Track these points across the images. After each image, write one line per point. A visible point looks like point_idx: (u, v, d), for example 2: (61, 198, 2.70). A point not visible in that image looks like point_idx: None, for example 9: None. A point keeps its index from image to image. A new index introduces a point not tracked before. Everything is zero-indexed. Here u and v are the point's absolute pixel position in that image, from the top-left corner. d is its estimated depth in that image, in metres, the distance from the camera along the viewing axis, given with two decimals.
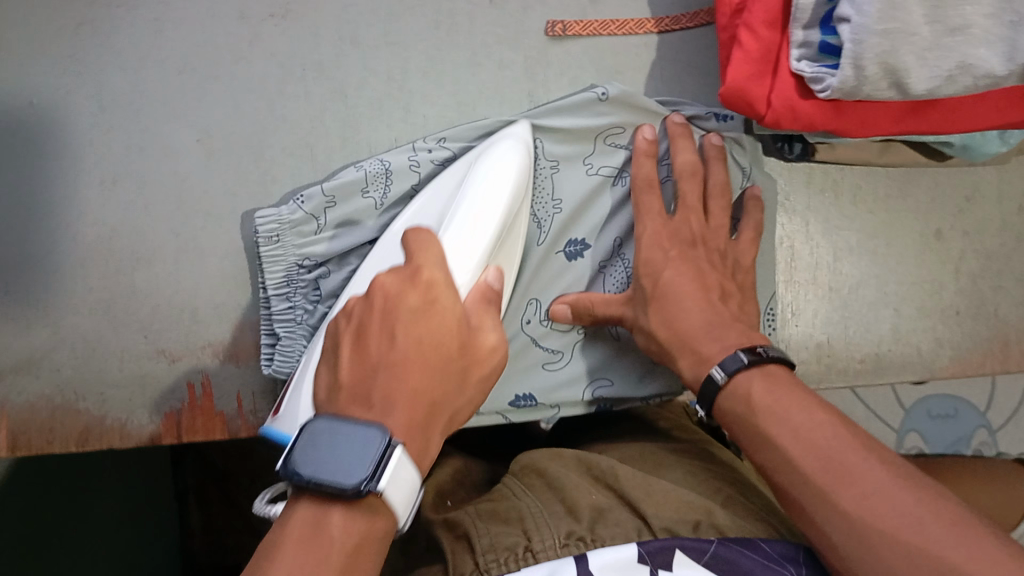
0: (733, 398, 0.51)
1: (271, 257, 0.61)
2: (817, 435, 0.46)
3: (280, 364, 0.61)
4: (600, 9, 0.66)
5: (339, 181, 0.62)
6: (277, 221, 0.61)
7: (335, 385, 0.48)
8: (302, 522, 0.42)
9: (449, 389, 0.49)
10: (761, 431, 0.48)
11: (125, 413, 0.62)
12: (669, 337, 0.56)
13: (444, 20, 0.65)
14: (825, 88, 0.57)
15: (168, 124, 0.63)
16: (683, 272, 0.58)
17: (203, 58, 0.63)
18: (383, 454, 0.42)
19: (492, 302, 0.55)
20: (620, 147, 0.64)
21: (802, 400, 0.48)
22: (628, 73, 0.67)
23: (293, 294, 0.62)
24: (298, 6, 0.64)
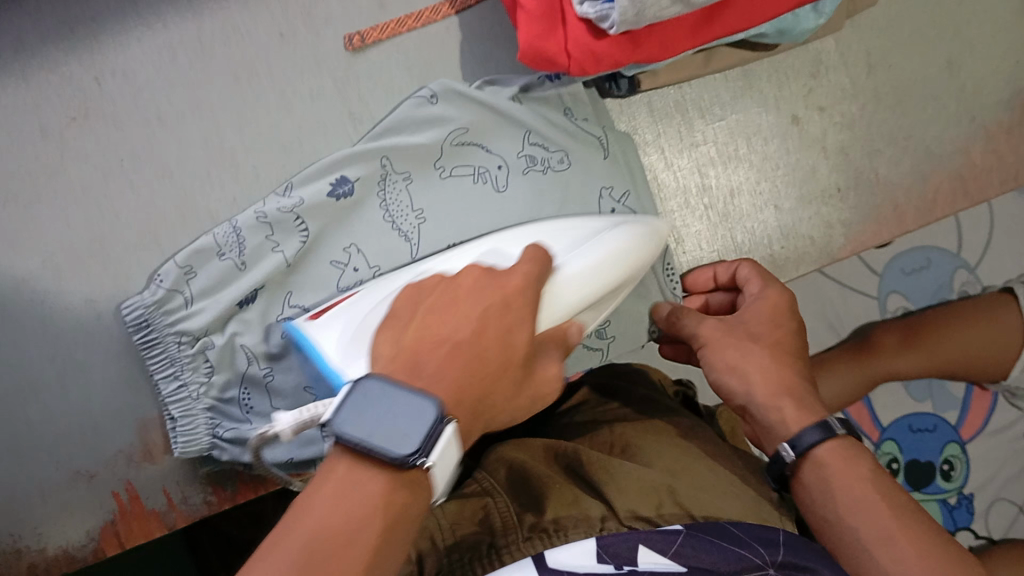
0: (825, 463, 0.50)
1: (146, 341, 0.61)
2: (917, 532, 0.47)
3: (184, 443, 0.62)
4: (390, 10, 0.66)
5: (191, 249, 0.62)
6: (143, 307, 0.61)
7: (398, 351, 0.43)
8: (337, 480, 0.38)
9: (495, 397, 0.45)
10: (861, 505, 0.48)
11: (64, 540, 0.63)
12: (764, 393, 0.53)
13: (242, 70, 0.65)
14: (613, 24, 0.55)
15: (9, 257, 0.62)
16: (780, 353, 0.55)
17: (22, 183, 0.62)
18: (439, 429, 0.39)
19: (566, 350, 0.51)
20: (470, 144, 0.64)
21: (876, 479, 0.49)
22: (439, 62, 0.66)
23: (181, 372, 0.61)
24: (97, 101, 0.64)
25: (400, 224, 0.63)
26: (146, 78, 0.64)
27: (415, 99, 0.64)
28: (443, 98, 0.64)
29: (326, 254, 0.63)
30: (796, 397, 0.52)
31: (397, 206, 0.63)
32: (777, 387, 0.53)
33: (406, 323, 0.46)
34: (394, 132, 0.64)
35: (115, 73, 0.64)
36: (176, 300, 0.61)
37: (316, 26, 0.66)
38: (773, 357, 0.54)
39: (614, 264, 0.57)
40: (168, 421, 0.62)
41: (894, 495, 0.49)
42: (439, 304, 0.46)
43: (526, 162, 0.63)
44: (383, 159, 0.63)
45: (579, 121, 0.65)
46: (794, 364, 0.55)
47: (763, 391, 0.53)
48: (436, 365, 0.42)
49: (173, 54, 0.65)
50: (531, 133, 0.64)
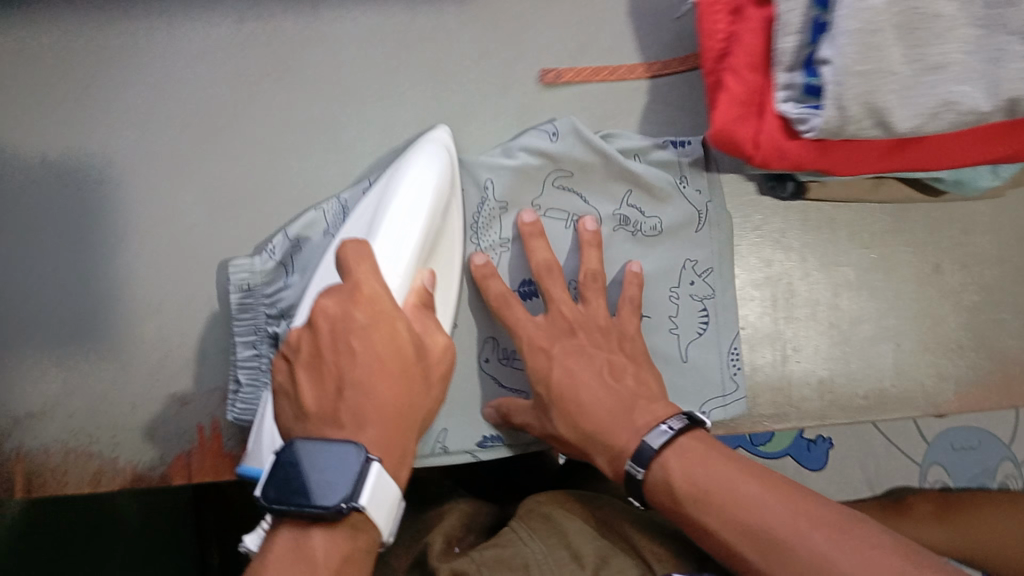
0: (659, 488, 0.50)
1: (241, 305, 0.63)
2: (751, 512, 0.45)
3: (240, 410, 0.62)
4: (590, 56, 0.68)
5: (297, 223, 0.64)
6: (248, 272, 0.63)
7: (301, 411, 0.47)
8: (281, 553, 0.43)
9: (410, 394, 0.48)
10: (698, 523, 0.47)
11: (137, 455, 0.63)
12: (573, 434, 0.56)
13: (438, 71, 0.67)
14: (810, 128, 0.57)
15: (173, 179, 0.65)
16: (570, 367, 0.58)
17: (205, 115, 0.66)
18: (360, 471, 0.43)
19: (430, 308, 0.54)
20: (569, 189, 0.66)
21: (735, 473, 0.47)
22: (619, 116, 0.68)
23: (260, 342, 0.63)
24: (296, 61, 0.66)
25: (481, 241, 0.64)
26: (349, 54, 0.67)
27: (539, 133, 0.65)
28: (563, 135, 0.65)
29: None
30: (613, 425, 0.54)
31: (484, 228, 0.65)
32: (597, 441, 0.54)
33: (297, 391, 0.48)
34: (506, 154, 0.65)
35: (322, 40, 0.67)
36: (275, 272, 0.64)
37: (519, 52, 0.68)
38: (581, 385, 0.56)
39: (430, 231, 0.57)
40: (232, 387, 0.63)
41: (767, 485, 0.47)
42: (318, 343, 0.48)
43: (618, 220, 0.66)
44: (488, 179, 0.64)
45: (688, 195, 0.66)
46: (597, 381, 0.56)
47: (597, 448, 0.54)
48: (318, 407, 0.47)
49: (377, 38, 0.67)
50: (631, 192, 0.66)
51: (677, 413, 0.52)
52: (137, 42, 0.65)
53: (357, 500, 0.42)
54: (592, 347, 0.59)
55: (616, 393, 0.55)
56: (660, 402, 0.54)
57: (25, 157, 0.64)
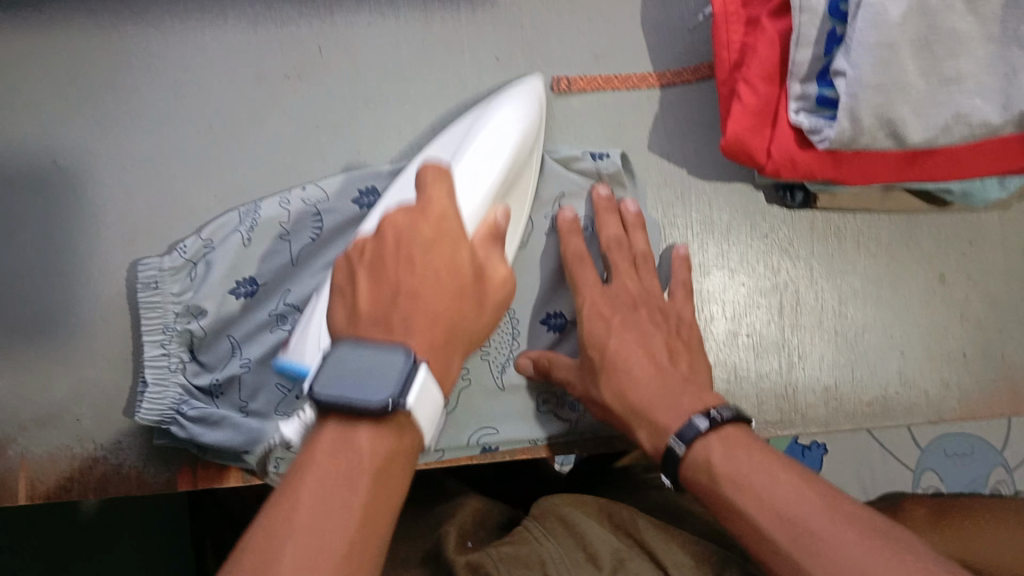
0: (696, 467, 0.50)
1: (149, 302, 0.62)
2: (788, 503, 0.46)
3: (147, 408, 0.60)
4: (604, 64, 0.68)
5: (214, 224, 0.63)
6: (158, 269, 0.62)
7: (353, 312, 0.45)
8: (327, 442, 0.40)
9: (460, 310, 0.47)
10: (731, 503, 0.48)
11: (141, 461, 0.62)
12: (622, 408, 0.56)
13: (452, 80, 0.68)
14: (824, 138, 0.58)
15: (188, 183, 0.66)
16: (627, 339, 0.58)
17: (222, 119, 0.66)
18: (410, 370, 0.41)
19: (499, 241, 0.53)
20: None
21: (768, 459, 0.48)
22: (631, 125, 0.68)
23: (169, 341, 0.62)
24: (312, 66, 0.67)
25: None
26: (365, 60, 0.67)
27: None
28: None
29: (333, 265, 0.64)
30: (677, 393, 0.54)
31: None
32: (639, 413, 0.55)
33: (354, 290, 0.46)
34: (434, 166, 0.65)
35: (338, 46, 0.67)
36: (186, 270, 0.63)
37: (534, 60, 0.68)
38: (635, 358, 0.57)
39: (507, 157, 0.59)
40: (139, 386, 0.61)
41: (808, 482, 0.47)
42: (398, 267, 0.46)
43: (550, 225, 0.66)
44: None
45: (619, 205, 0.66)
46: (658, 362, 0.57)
47: (642, 422, 0.55)
48: (381, 313, 0.44)
49: (393, 45, 0.68)
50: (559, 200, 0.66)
51: (727, 403, 0.52)
52: (157, 47, 0.67)
53: (402, 402, 0.40)
54: (651, 325, 0.60)
55: (666, 371, 0.56)
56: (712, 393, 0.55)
57: (37, 157, 0.64)
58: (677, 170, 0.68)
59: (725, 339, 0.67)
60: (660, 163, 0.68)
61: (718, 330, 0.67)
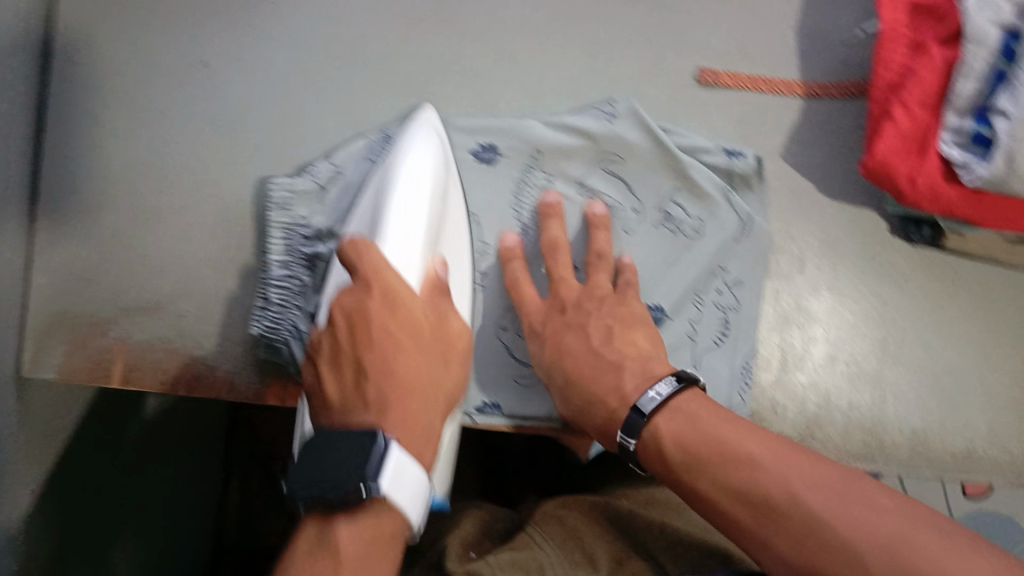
0: (654, 454, 0.51)
1: (278, 222, 0.63)
2: (745, 469, 0.46)
3: (266, 324, 0.59)
4: (751, 65, 0.68)
5: (343, 152, 0.65)
6: (288, 190, 0.63)
7: (328, 403, 0.46)
8: (308, 540, 0.42)
9: (431, 367, 0.48)
10: (693, 487, 0.48)
11: (234, 368, 0.62)
12: (579, 402, 0.56)
13: (597, 53, 0.68)
14: (973, 177, 0.57)
15: (322, 106, 0.67)
16: (565, 330, 0.59)
17: (367, 52, 0.67)
18: (383, 450, 0.41)
19: (445, 292, 0.51)
20: (616, 173, 0.67)
21: (725, 429, 0.49)
22: (767, 130, 0.68)
23: (294, 263, 0.62)
24: (462, 16, 0.68)
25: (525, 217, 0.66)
26: (515, 19, 0.68)
27: (596, 113, 0.66)
28: (621, 118, 0.66)
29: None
30: (620, 383, 0.54)
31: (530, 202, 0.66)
32: (586, 411, 0.56)
33: (320, 385, 0.47)
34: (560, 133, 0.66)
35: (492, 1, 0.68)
36: (314, 196, 0.64)
37: (682, 49, 0.68)
38: (579, 352, 0.57)
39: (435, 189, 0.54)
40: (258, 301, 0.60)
41: (767, 441, 0.48)
42: (382, 352, 0.46)
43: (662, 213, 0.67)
44: (535, 153, 0.66)
45: (734, 201, 0.66)
46: (612, 348, 0.57)
47: (591, 422, 0.55)
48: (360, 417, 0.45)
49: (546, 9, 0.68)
50: (677, 189, 0.67)
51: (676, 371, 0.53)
52: None
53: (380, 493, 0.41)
54: (589, 316, 0.59)
55: (606, 351, 0.57)
56: (662, 366, 0.55)
57: (186, 56, 0.66)
58: (805, 183, 0.68)
59: (823, 364, 0.67)
60: (789, 173, 0.68)
61: (816, 352, 0.67)
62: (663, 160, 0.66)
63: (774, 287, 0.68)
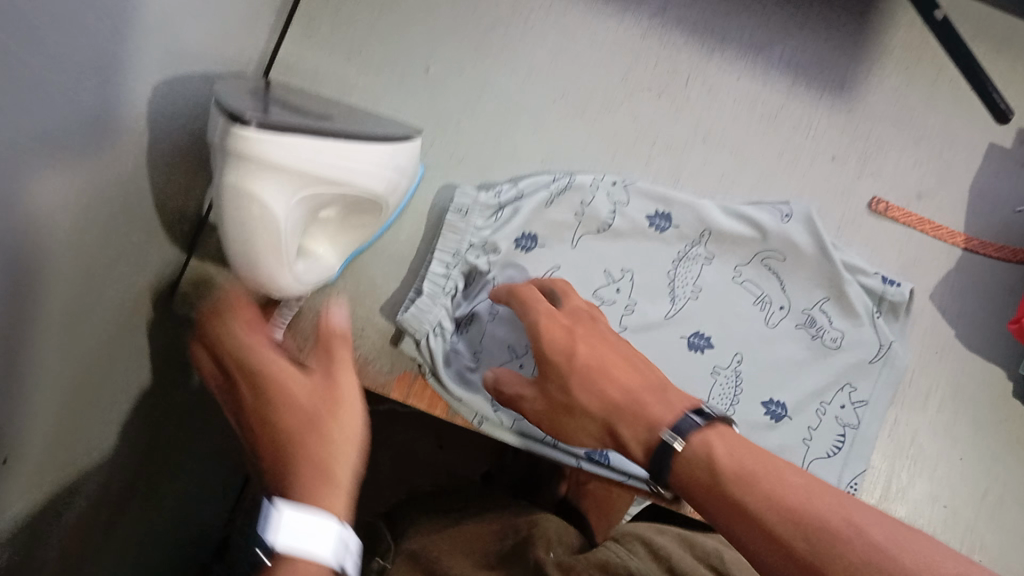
0: (691, 464, 0.47)
1: (453, 224, 0.66)
2: (801, 497, 0.43)
3: (415, 313, 0.63)
4: (922, 206, 0.72)
5: (529, 179, 0.69)
6: (471, 199, 0.67)
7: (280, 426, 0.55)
8: None
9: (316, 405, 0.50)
10: (732, 502, 0.44)
11: (374, 354, 0.64)
12: (601, 407, 0.52)
13: (786, 157, 0.72)
14: None
15: (521, 138, 0.71)
16: (592, 339, 0.56)
17: (576, 99, 0.72)
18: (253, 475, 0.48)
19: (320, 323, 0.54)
20: (773, 270, 0.70)
21: (768, 466, 0.46)
22: (922, 268, 0.71)
23: (453, 266, 0.65)
24: (673, 89, 0.73)
25: (678, 287, 0.69)
26: (718, 105, 0.73)
27: (773, 211, 0.70)
28: (795, 221, 0.70)
29: (604, 261, 0.69)
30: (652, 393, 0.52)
31: (687, 273, 0.70)
32: (618, 411, 0.52)
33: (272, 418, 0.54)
34: (731, 219, 0.70)
35: (703, 84, 0.73)
36: (493, 211, 0.67)
37: (864, 174, 0.72)
38: (609, 363, 0.54)
39: (253, 244, 0.48)
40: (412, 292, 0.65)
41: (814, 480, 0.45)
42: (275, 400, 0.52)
43: (806, 318, 0.70)
44: (704, 232, 0.70)
45: (880, 326, 0.69)
46: (629, 364, 0.54)
47: (627, 421, 0.51)
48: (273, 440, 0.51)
49: (749, 104, 0.73)
50: (826, 300, 0.70)
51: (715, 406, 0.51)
52: (554, 14, 0.72)
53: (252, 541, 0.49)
54: (618, 342, 0.57)
55: (646, 376, 0.54)
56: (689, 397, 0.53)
57: (413, 56, 0.70)
58: (946, 326, 0.71)
59: (924, 501, 0.69)
60: (934, 313, 0.71)
61: (918, 489, 0.69)
62: (820, 270, 0.70)
63: (898, 417, 0.70)
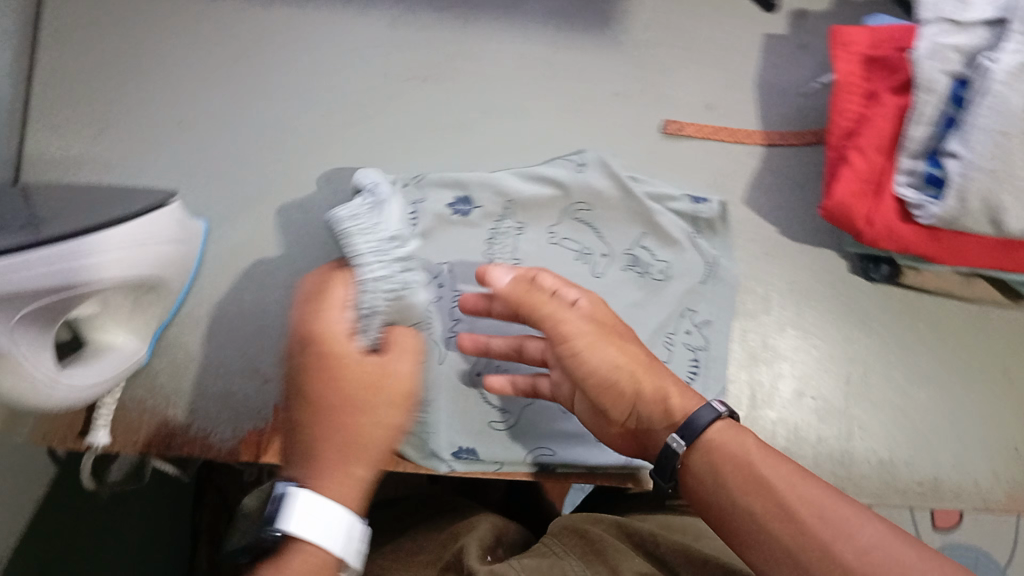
0: (724, 449, 0.45)
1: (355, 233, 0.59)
2: (812, 495, 0.42)
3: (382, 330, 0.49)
4: (714, 115, 0.71)
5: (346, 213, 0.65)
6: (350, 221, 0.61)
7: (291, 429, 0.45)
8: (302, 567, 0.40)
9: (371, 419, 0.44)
10: (755, 483, 0.43)
11: (210, 425, 0.63)
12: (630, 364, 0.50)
13: (569, 106, 0.71)
14: (926, 214, 0.60)
15: (302, 163, 0.69)
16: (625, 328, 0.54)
17: (345, 109, 0.70)
18: (284, 495, 0.41)
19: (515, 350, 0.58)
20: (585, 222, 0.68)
21: (789, 467, 0.44)
22: (732, 176, 0.71)
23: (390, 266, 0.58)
24: (439, 71, 0.71)
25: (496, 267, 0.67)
26: (487, 72, 0.71)
27: (566, 163, 0.69)
28: (590, 167, 0.69)
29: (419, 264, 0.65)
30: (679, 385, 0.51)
31: (501, 249, 0.67)
32: (669, 380, 0.51)
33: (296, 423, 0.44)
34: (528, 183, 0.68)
35: (466, 57, 0.71)
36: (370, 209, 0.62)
37: (649, 100, 0.71)
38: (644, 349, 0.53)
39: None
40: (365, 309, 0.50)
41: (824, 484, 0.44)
42: (312, 393, 0.44)
43: (630, 258, 0.68)
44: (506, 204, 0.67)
45: (701, 246, 0.69)
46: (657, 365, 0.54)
47: (677, 389, 0.50)
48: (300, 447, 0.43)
49: (518, 65, 0.71)
50: (645, 235, 0.69)
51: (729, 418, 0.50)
52: (299, 33, 0.71)
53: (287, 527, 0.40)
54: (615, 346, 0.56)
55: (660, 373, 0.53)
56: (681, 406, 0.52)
57: (164, 110, 0.68)
58: (768, 225, 0.71)
59: (792, 399, 0.69)
60: (753, 217, 0.71)
61: (785, 388, 0.69)
62: (630, 207, 0.68)
63: (744, 324, 0.70)
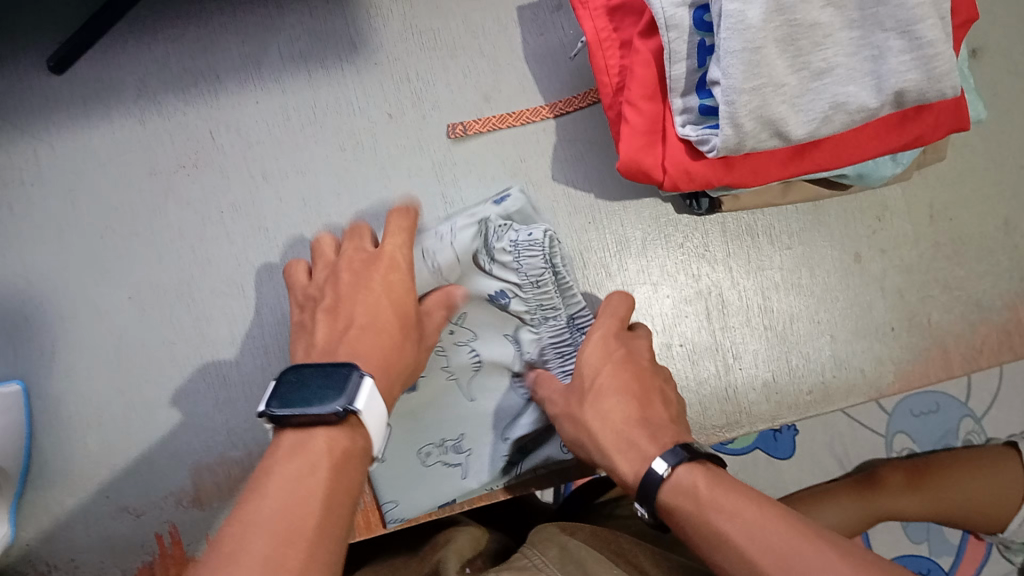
0: (676, 496, 0.47)
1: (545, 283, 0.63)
2: (768, 533, 0.43)
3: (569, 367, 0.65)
4: (493, 105, 0.70)
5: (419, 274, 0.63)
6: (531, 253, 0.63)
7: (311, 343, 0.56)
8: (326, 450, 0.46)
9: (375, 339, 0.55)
10: (711, 533, 0.45)
11: (100, 574, 0.63)
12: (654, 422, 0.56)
13: (347, 143, 0.69)
14: (712, 147, 0.58)
15: (96, 288, 0.66)
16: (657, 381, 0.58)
17: (123, 220, 0.67)
18: (356, 380, 0.49)
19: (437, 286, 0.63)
20: None
21: (746, 499, 0.45)
22: (532, 158, 0.70)
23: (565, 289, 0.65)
24: (204, 150, 0.68)
25: None
26: (252, 135, 0.68)
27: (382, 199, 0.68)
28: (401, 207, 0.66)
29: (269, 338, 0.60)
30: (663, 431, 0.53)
31: None
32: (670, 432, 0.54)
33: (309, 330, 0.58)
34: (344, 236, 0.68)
35: (227, 127, 0.68)
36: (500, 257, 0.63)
37: (424, 110, 0.69)
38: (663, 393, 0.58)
39: None
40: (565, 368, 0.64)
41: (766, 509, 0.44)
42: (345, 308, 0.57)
43: None
44: None
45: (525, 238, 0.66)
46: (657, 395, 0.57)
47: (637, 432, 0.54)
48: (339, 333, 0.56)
49: (281, 117, 0.69)
50: None
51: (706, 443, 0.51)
52: (48, 155, 0.67)
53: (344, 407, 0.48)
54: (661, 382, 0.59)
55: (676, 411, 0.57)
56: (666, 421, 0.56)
57: None
58: (583, 194, 0.70)
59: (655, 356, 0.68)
60: (565, 191, 0.69)
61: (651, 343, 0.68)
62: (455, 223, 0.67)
63: (591, 297, 0.69)
